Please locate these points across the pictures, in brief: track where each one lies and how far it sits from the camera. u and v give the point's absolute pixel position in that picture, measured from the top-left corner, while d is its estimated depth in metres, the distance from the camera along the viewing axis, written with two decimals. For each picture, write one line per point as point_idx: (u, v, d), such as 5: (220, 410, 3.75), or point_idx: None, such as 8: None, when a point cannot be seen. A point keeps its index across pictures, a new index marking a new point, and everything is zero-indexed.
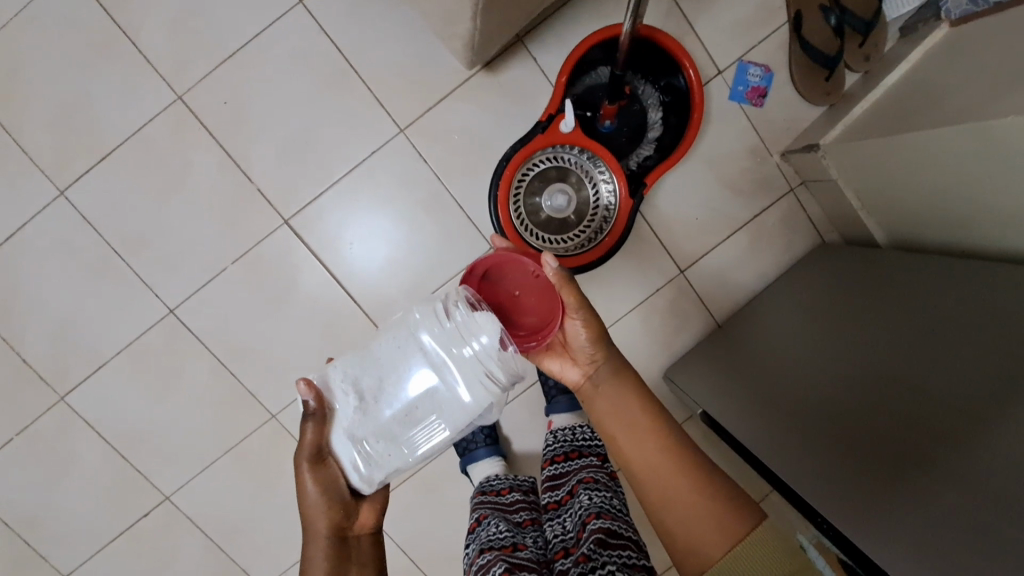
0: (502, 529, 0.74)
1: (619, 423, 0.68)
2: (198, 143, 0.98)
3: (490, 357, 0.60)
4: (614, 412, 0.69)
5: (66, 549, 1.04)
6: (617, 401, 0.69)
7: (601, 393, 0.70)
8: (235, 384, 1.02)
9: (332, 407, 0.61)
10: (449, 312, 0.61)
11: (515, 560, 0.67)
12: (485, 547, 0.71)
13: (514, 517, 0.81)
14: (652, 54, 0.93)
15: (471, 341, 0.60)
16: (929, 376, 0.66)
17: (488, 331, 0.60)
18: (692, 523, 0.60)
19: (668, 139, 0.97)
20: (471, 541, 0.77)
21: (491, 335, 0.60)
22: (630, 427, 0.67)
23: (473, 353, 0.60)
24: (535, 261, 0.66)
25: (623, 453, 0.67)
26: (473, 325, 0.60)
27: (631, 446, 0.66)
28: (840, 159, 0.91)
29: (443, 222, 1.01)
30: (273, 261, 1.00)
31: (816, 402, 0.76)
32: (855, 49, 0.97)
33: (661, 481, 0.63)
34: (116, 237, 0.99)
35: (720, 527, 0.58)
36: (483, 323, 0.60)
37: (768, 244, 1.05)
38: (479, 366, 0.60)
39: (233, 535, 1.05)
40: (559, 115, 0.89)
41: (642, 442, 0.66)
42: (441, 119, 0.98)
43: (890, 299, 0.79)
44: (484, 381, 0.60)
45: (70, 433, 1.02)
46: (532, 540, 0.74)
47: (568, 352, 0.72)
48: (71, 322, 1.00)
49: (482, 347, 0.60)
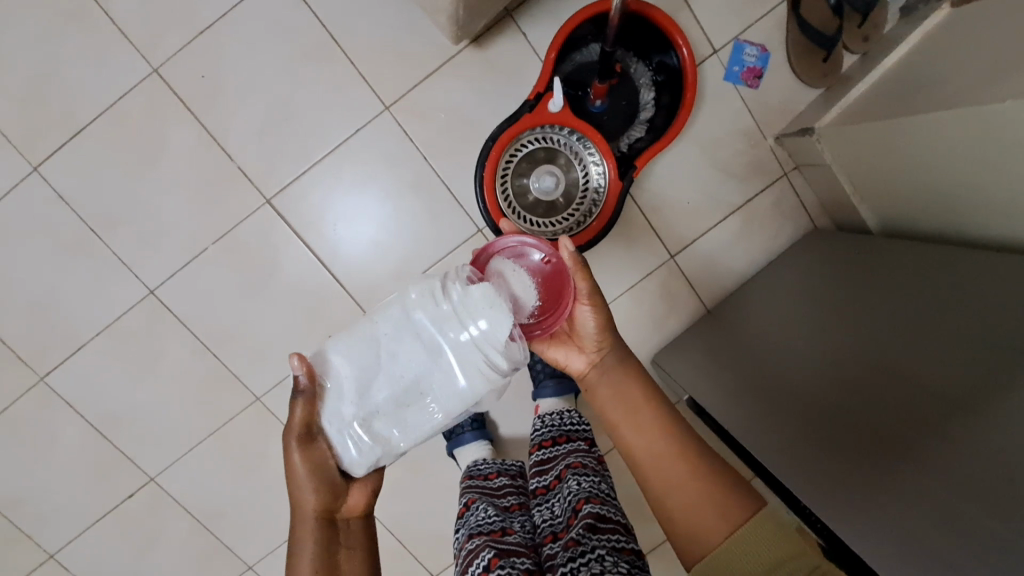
0: (490, 514, 0.74)
1: (623, 411, 0.68)
2: (177, 118, 0.95)
3: (490, 340, 0.58)
4: (619, 400, 0.69)
5: (50, 529, 1.04)
6: (622, 389, 0.70)
7: (606, 380, 0.70)
8: (219, 366, 1.01)
9: (324, 386, 0.60)
10: (449, 292, 0.60)
11: (503, 544, 0.67)
12: (474, 533, 0.71)
13: (501, 502, 0.81)
14: (645, 31, 0.90)
15: (471, 322, 0.59)
16: (925, 368, 0.65)
17: (492, 315, 0.58)
18: (692, 511, 0.59)
19: (660, 120, 0.94)
20: (459, 526, 0.76)
21: (492, 318, 0.58)
22: (635, 416, 0.67)
23: (473, 335, 0.59)
24: (548, 245, 0.65)
25: (627, 442, 0.67)
26: (474, 306, 0.59)
27: (635, 434, 0.66)
28: (835, 143, 0.89)
29: (430, 203, 0.99)
30: (254, 242, 0.98)
31: (810, 390, 0.76)
32: (854, 29, 0.95)
33: (663, 470, 0.63)
34: (93, 215, 0.96)
35: (712, 514, 0.58)
36: (482, 303, 0.59)
37: (759, 229, 1.04)
38: (477, 350, 0.59)
39: (220, 516, 1.05)
40: (547, 94, 0.86)
41: (646, 431, 0.66)
42: (427, 96, 0.95)
43: (885, 287, 0.78)
44: (484, 366, 0.59)
45: (52, 414, 1.01)
46: (520, 524, 0.74)
47: (574, 341, 0.72)
48: (48, 301, 0.98)
49: (483, 328, 0.58)
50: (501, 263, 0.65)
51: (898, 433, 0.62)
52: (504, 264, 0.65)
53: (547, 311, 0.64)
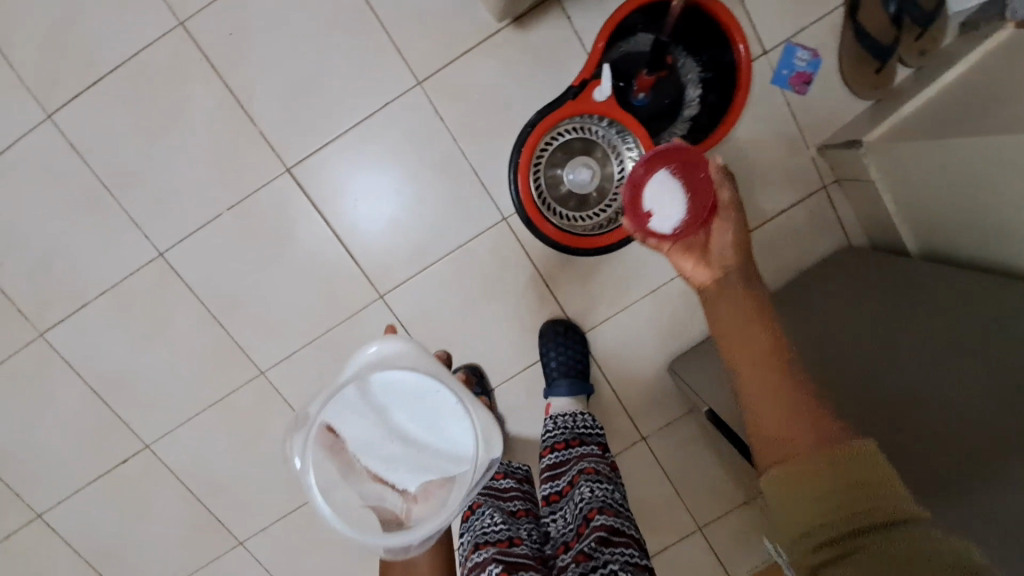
0: (497, 521, 0.71)
1: (738, 324, 0.54)
2: (201, 77, 0.91)
3: (414, 426, 0.61)
4: (733, 317, 0.55)
5: (39, 488, 1.02)
6: (742, 309, 0.55)
7: (728, 298, 0.56)
8: (224, 337, 0.98)
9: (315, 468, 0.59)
10: (369, 387, 0.60)
11: (511, 558, 0.65)
12: (480, 542, 0.68)
13: (508, 506, 0.77)
14: (700, 25, 0.85)
15: (394, 413, 0.61)
16: (968, 398, 0.60)
17: (408, 395, 0.60)
18: (790, 422, 0.47)
19: (705, 119, 0.90)
20: (464, 531, 0.74)
21: (406, 409, 0.61)
22: (754, 331, 0.53)
23: (402, 422, 0.61)
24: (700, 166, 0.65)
25: (733, 357, 0.53)
26: (393, 397, 0.61)
27: (747, 351, 0.52)
28: (883, 158, 0.85)
29: (456, 187, 0.95)
30: (270, 211, 0.94)
31: (882, 386, 0.68)
32: (912, 42, 0.91)
33: (773, 385, 0.49)
34: (106, 170, 0.93)
35: (809, 438, 0.45)
36: (394, 392, 0.60)
37: (791, 240, 1.00)
38: (410, 438, 0.61)
39: (215, 489, 1.03)
40: (593, 81, 0.82)
41: (761, 345, 0.52)
42: (462, 75, 0.92)
43: (939, 307, 0.72)
44: (419, 459, 0.60)
45: (49, 371, 0.98)
46: (528, 533, 0.72)
47: (704, 253, 0.61)
48: (53, 254, 0.95)
49: (405, 419, 0.61)
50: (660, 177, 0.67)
51: (938, 464, 0.57)
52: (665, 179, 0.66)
53: (700, 216, 0.62)
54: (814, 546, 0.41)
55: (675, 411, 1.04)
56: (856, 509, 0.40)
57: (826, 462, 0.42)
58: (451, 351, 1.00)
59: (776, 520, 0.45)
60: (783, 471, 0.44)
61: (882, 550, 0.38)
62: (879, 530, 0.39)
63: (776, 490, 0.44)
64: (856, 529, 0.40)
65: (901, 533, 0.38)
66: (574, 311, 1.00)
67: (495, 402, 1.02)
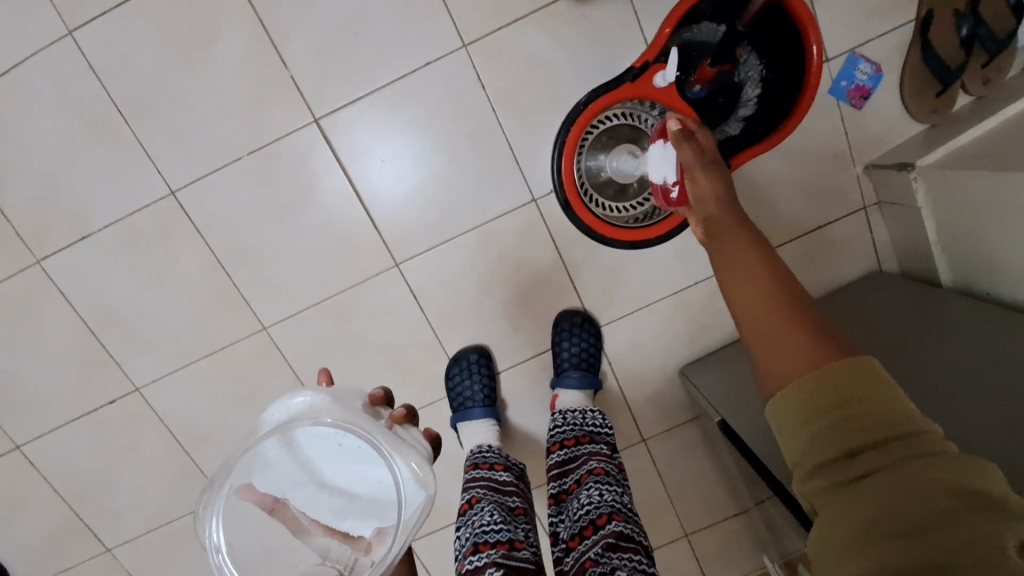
0: (496, 518, 0.69)
1: (732, 263, 0.52)
2: (235, 10, 0.86)
3: (349, 472, 0.54)
4: (728, 255, 0.53)
5: (21, 420, 0.98)
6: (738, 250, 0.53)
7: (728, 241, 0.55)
8: (229, 286, 0.94)
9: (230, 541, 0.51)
10: (291, 438, 0.53)
11: (514, 563, 0.63)
12: (479, 543, 0.66)
13: (508, 502, 0.75)
14: (776, 21, 0.81)
15: (325, 463, 0.54)
16: (999, 444, 0.58)
17: (336, 441, 0.53)
18: (782, 347, 0.44)
19: (759, 122, 0.88)
20: (461, 526, 0.72)
21: (337, 457, 0.54)
22: (750, 269, 0.50)
23: (335, 470, 0.54)
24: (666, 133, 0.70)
25: (731, 296, 0.51)
26: (319, 446, 0.53)
27: (740, 292, 0.50)
28: (933, 185, 0.82)
29: (487, 160, 0.91)
30: (291, 161, 0.90)
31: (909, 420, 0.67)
32: (978, 69, 0.87)
33: (761, 317, 0.47)
34: (124, 97, 0.88)
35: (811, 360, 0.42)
36: (321, 441, 0.53)
37: (822, 258, 0.98)
38: (348, 484, 0.54)
39: (202, 441, 1.00)
40: (656, 65, 0.80)
41: (753, 276, 0.50)
42: (510, 44, 0.87)
43: (976, 347, 0.70)
44: (361, 505, 0.53)
45: (43, 300, 0.94)
46: (527, 534, 0.70)
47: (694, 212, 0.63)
48: (58, 179, 0.90)
49: (336, 466, 0.54)
50: (657, 148, 0.71)
51: None
52: (664, 148, 0.70)
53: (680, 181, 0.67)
54: (821, 465, 0.39)
55: (680, 416, 1.02)
56: (865, 429, 0.38)
57: (829, 383, 0.40)
58: (462, 329, 0.97)
59: (778, 438, 0.43)
60: (791, 387, 0.41)
61: (901, 469, 0.36)
62: (900, 449, 0.37)
63: (779, 407, 0.42)
64: (869, 446, 0.37)
65: (918, 454, 0.36)
66: (593, 303, 0.97)
67: (500, 387, 1.00)
